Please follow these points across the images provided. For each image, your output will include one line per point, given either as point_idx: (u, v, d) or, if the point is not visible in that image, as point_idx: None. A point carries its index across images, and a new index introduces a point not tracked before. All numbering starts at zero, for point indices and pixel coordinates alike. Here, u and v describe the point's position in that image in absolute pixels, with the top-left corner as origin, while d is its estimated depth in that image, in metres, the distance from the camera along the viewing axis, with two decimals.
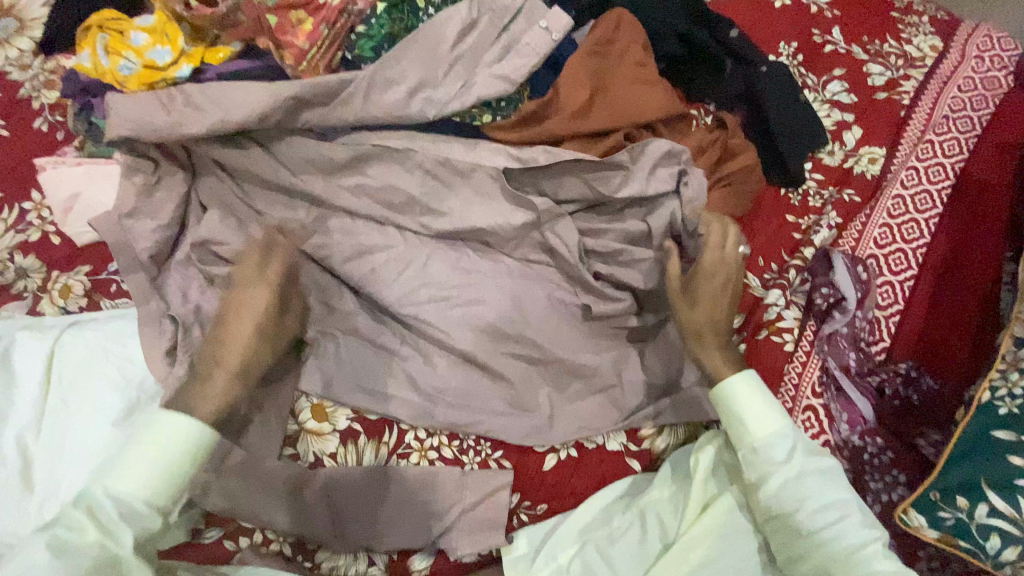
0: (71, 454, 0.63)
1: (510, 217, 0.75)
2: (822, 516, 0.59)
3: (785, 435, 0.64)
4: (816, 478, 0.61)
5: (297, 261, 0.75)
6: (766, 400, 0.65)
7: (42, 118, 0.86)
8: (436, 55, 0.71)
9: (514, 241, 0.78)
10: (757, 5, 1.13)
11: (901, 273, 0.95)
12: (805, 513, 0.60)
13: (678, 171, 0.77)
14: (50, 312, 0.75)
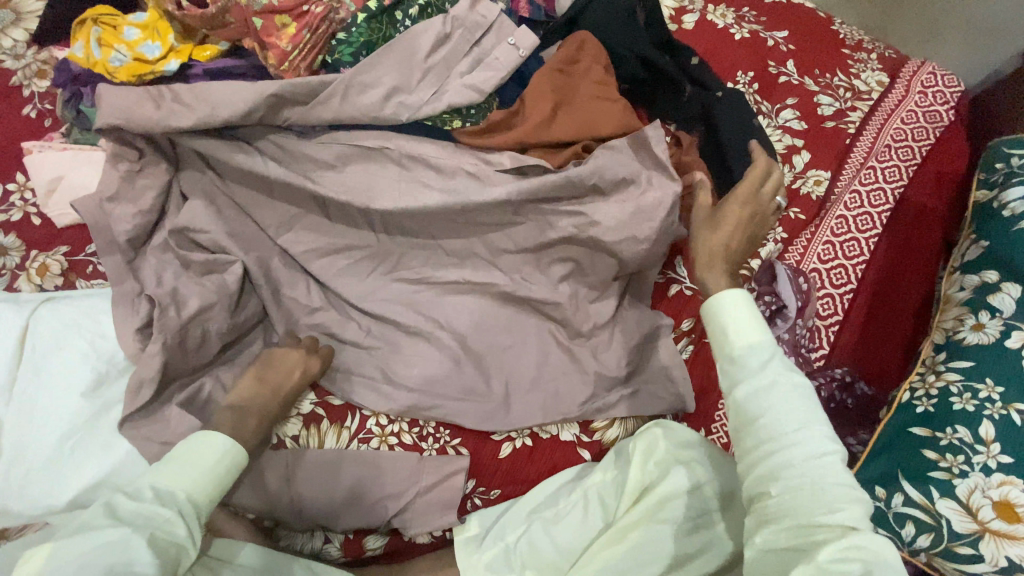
0: (37, 423, 0.65)
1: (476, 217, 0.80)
2: (787, 426, 0.51)
3: (765, 345, 0.55)
4: (790, 393, 0.52)
5: (274, 252, 0.80)
6: (752, 313, 0.57)
7: (31, 105, 0.90)
8: (410, 63, 0.76)
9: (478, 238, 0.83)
10: (719, 36, 1.22)
11: (842, 287, 1.01)
12: (768, 422, 0.51)
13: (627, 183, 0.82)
14: (27, 289, 0.78)
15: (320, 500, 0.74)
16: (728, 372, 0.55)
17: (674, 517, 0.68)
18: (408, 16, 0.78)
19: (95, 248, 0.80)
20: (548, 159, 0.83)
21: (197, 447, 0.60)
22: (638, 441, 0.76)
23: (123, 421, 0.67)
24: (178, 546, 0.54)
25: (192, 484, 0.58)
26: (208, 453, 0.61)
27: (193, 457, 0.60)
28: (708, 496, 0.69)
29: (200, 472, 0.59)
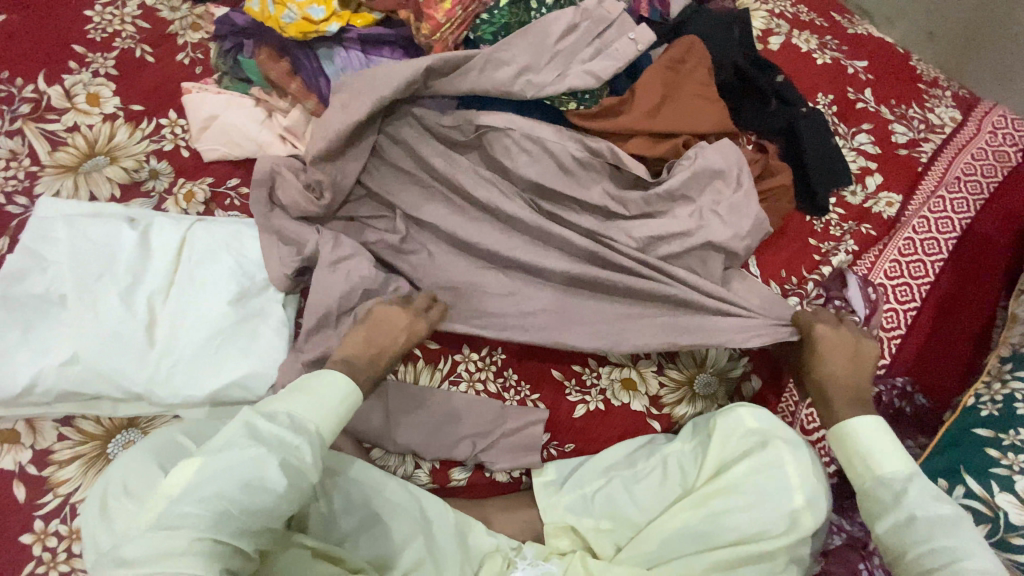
0: (189, 322, 0.73)
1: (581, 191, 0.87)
2: (930, 559, 0.60)
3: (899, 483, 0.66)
4: (927, 519, 0.63)
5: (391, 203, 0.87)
6: (894, 444, 0.69)
7: (184, 53, 1.00)
8: (541, 46, 0.84)
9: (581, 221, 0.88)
10: (801, 59, 1.29)
11: (906, 304, 1.06)
12: (914, 554, 0.62)
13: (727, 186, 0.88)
14: (173, 211, 0.87)
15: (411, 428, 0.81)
16: (868, 508, 0.67)
17: (760, 496, 0.73)
18: (543, 4, 0.87)
19: (235, 183, 0.89)
20: (649, 147, 0.89)
21: (317, 387, 0.63)
22: (717, 418, 0.80)
23: (260, 332, 0.76)
24: (305, 471, 0.58)
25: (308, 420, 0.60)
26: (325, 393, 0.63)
27: (314, 395, 0.62)
28: (789, 478, 0.74)
29: (326, 406, 0.62)
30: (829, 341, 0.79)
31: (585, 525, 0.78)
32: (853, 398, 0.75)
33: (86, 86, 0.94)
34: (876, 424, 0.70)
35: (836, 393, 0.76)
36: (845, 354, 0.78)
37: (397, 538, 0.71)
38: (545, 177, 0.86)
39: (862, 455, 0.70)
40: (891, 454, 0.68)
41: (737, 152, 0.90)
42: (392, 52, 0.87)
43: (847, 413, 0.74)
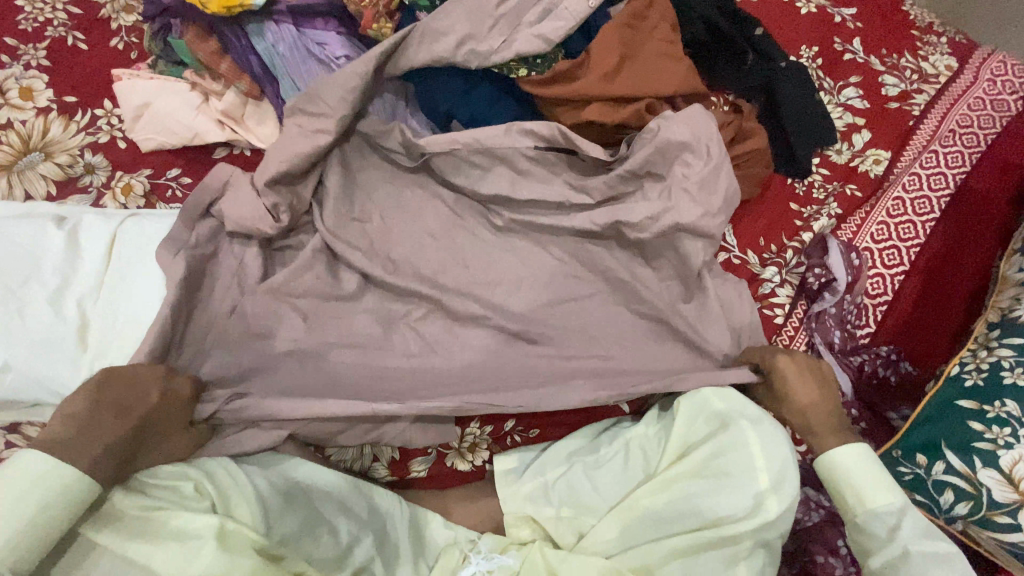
0: (124, 323, 0.70)
1: (538, 171, 0.83)
2: None
3: (893, 513, 0.65)
4: (922, 557, 0.62)
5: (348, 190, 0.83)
6: (881, 474, 0.67)
7: (118, 38, 0.95)
8: (483, 11, 0.78)
9: (540, 205, 0.83)
10: (784, 9, 1.20)
11: (893, 268, 1.01)
12: None
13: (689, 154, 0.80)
14: (111, 206, 0.83)
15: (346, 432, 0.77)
16: (862, 542, 0.66)
17: (721, 480, 0.70)
18: None
19: (174, 173, 0.85)
20: (608, 113, 0.83)
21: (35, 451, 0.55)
22: (681, 400, 0.77)
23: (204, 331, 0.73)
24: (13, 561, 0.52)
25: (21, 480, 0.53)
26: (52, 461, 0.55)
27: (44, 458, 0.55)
28: (755, 458, 0.70)
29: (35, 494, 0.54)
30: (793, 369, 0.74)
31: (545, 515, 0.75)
32: (830, 421, 0.72)
33: (17, 79, 0.90)
34: (860, 453, 0.68)
35: (814, 419, 0.72)
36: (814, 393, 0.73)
37: (343, 540, 0.69)
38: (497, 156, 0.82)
39: (848, 484, 0.67)
40: (878, 482, 0.66)
41: (707, 121, 0.82)
42: (324, 24, 0.82)
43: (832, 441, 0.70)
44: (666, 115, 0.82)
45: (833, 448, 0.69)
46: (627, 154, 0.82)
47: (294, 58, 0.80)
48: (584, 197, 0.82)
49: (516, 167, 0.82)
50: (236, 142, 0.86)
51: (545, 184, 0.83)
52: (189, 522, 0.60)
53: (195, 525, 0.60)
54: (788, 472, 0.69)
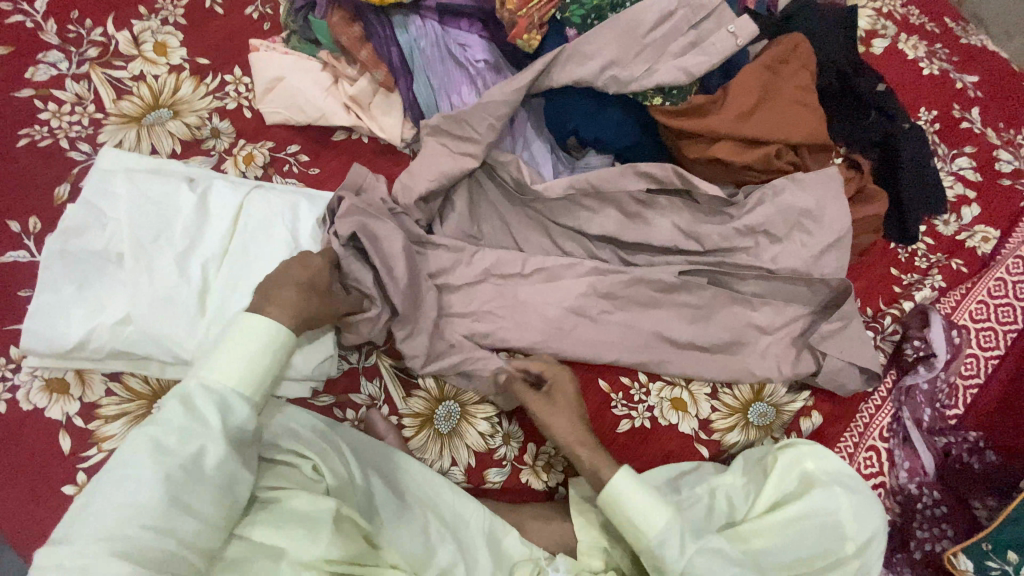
0: (241, 292, 0.71)
1: (651, 222, 0.87)
2: None
3: None
4: None
5: (470, 202, 0.87)
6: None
7: (253, 7, 0.96)
8: (631, 38, 0.77)
9: (643, 249, 0.89)
10: (905, 67, 1.17)
11: (988, 350, 0.98)
12: None
13: (793, 221, 0.84)
14: (231, 172, 0.85)
15: (452, 411, 0.80)
16: None
17: (792, 536, 0.73)
18: None
19: (294, 149, 0.86)
20: (735, 153, 0.82)
21: (235, 334, 0.61)
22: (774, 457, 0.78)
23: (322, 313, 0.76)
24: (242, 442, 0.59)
25: (232, 376, 0.60)
26: (249, 336, 0.61)
27: (232, 345, 0.61)
28: (841, 529, 0.74)
29: (236, 360, 0.60)
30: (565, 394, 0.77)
31: (664, 503, 0.73)
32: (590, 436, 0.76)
33: (153, 34, 0.92)
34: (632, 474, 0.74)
35: (570, 443, 0.75)
36: (569, 392, 0.78)
37: (428, 541, 0.70)
38: (612, 200, 0.87)
39: (630, 522, 0.72)
40: (648, 505, 0.72)
41: (836, 190, 0.85)
42: (470, 26, 0.82)
43: (592, 463, 0.74)
44: (792, 177, 0.85)
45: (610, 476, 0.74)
46: (745, 206, 0.85)
47: (434, 56, 0.81)
48: (692, 242, 0.86)
49: (624, 211, 0.87)
50: (358, 128, 0.87)
51: (657, 225, 0.87)
52: (306, 504, 0.63)
53: (314, 508, 0.63)
54: (871, 545, 0.73)
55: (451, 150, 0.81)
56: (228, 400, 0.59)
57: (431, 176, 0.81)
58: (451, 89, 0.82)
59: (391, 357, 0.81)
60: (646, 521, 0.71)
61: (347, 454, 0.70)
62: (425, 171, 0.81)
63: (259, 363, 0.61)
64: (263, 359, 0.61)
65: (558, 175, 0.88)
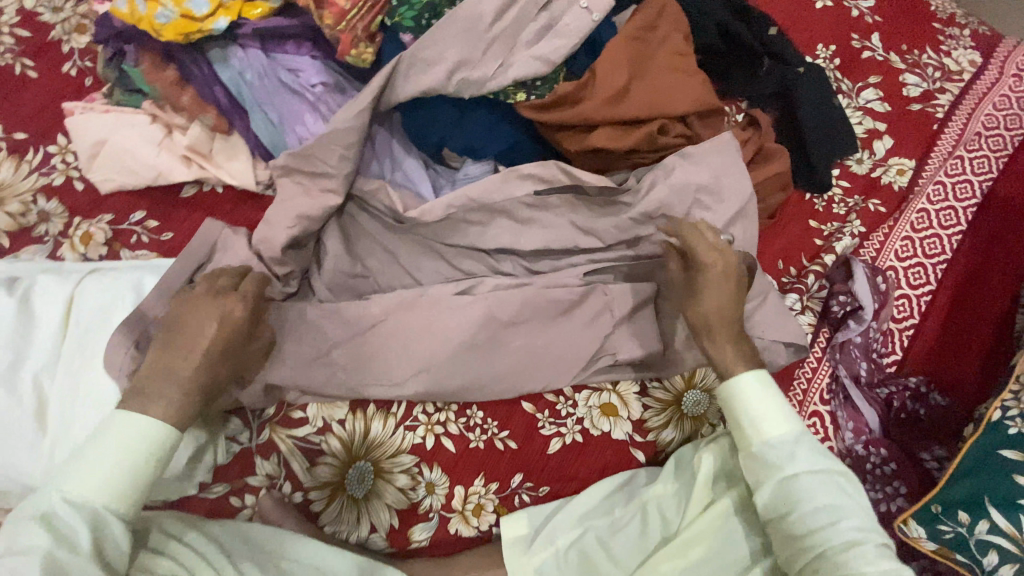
0: (87, 396, 0.64)
1: (551, 226, 0.80)
2: None
3: None
4: None
5: (347, 239, 0.80)
6: None
7: (71, 63, 0.85)
8: (475, 34, 0.69)
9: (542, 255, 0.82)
10: (797, 4, 1.11)
11: (919, 288, 0.95)
12: None
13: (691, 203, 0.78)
14: (70, 258, 0.75)
15: (365, 471, 0.74)
16: None
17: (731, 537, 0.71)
18: None
19: (138, 216, 0.77)
20: (615, 139, 0.76)
21: (117, 431, 0.54)
22: (704, 458, 0.76)
23: None
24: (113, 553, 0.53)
25: (104, 484, 0.52)
26: (133, 437, 0.54)
27: (109, 445, 0.53)
28: None
29: (113, 458, 0.53)
30: (721, 262, 0.73)
31: (785, 410, 0.67)
32: (731, 324, 0.72)
33: None
34: (763, 380, 0.68)
35: (708, 319, 0.72)
36: (721, 281, 0.72)
37: None
38: (495, 214, 0.80)
39: (751, 422, 0.66)
40: (776, 411, 0.66)
41: (732, 159, 0.79)
42: (297, 47, 0.73)
43: (716, 341, 0.72)
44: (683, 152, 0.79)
45: (738, 374, 0.69)
46: (640, 190, 0.79)
47: (266, 89, 0.72)
48: (592, 238, 0.80)
49: (516, 218, 0.79)
50: (206, 180, 0.78)
51: (551, 226, 0.80)
52: None
53: None
54: None
55: (307, 189, 0.72)
56: (111, 525, 0.53)
57: (289, 223, 0.72)
58: (293, 120, 0.73)
59: (286, 428, 0.73)
60: (778, 426, 0.66)
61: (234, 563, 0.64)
62: (281, 218, 0.72)
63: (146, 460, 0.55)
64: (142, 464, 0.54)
65: (439, 192, 0.81)
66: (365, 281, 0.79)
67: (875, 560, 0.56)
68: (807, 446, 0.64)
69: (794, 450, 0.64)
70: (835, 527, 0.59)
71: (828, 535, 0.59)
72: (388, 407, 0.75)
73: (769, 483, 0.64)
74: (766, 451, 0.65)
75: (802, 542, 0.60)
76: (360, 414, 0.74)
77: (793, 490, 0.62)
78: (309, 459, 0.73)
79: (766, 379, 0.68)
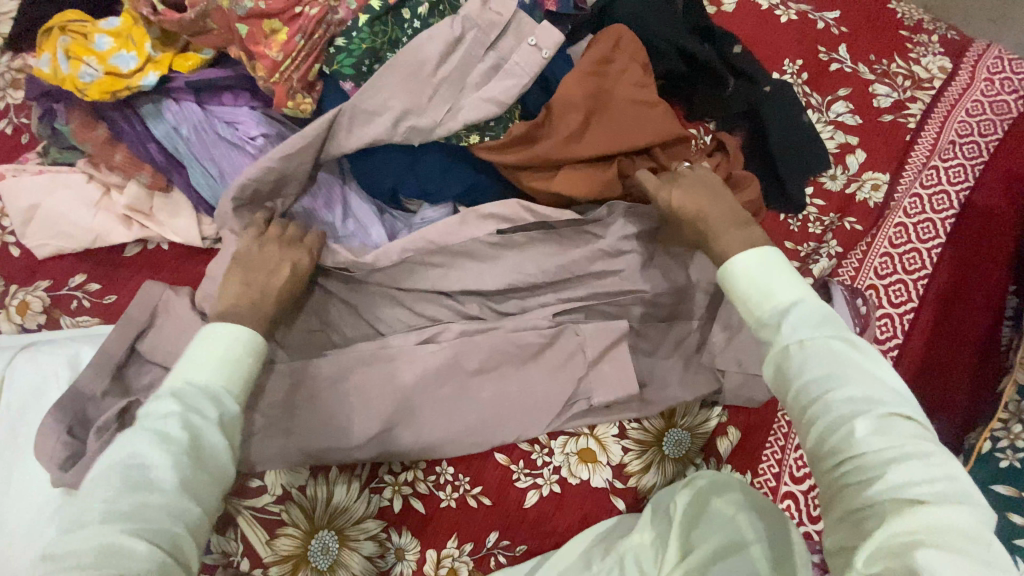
0: (19, 484, 0.61)
1: (518, 267, 0.75)
2: None
3: None
4: None
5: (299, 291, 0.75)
6: None
7: (6, 120, 0.81)
8: (420, 79, 0.66)
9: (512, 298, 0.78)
10: (761, 19, 1.09)
11: (901, 306, 0.93)
12: None
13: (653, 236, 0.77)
14: (7, 329, 0.71)
15: (330, 542, 0.69)
16: None
17: None
18: (417, 15, 0.68)
19: (78, 280, 0.73)
20: (576, 176, 0.73)
21: (206, 344, 0.54)
22: (680, 497, 0.71)
23: None
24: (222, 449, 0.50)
25: (211, 381, 0.52)
26: (223, 344, 0.54)
27: (200, 355, 0.53)
28: (755, 557, 0.63)
29: (208, 364, 0.53)
30: (681, 181, 0.69)
31: (794, 282, 0.55)
32: (729, 217, 0.66)
33: None
34: (765, 257, 0.58)
35: (703, 216, 0.67)
36: (699, 181, 0.70)
37: None
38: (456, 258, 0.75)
39: (751, 297, 0.57)
40: (779, 283, 0.56)
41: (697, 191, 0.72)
42: (234, 98, 0.69)
43: (717, 231, 0.65)
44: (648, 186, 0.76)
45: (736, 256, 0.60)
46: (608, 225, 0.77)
47: (204, 143, 0.69)
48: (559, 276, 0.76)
49: (478, 260, 0.75)
50: (151, 238, 0.74)
51: (514, 267, 0.76)
52: None
53: None
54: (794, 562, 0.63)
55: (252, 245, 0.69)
56: (229, 405, 0.52)
57: None
58: (235, 174, 0.69)
59: (244, 499, 0.69)
60: (763, 301, 0.55)
61: None
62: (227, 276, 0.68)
63: (237, 369, 0.54)
64: (238, 370, 0.54)
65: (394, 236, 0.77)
66: (323, 334, 0.75)
67: (871, 437, 0.44)
68: (805, 313, 0.52)
69: (794, 323, 0.52)
70: (826, 400, 0.47)
71: (821, 411, 0.47)
72: (352, 468, 0.72)
73: (767, 359, 0.53)
74: (764, 329, 0.54)
75: (801, 426, 0.49)
76: (323, 478, 0.71)
77: (789, 363, 0.50)
78: (270, 531, 0.68)
79: (775, 253, 0.59)
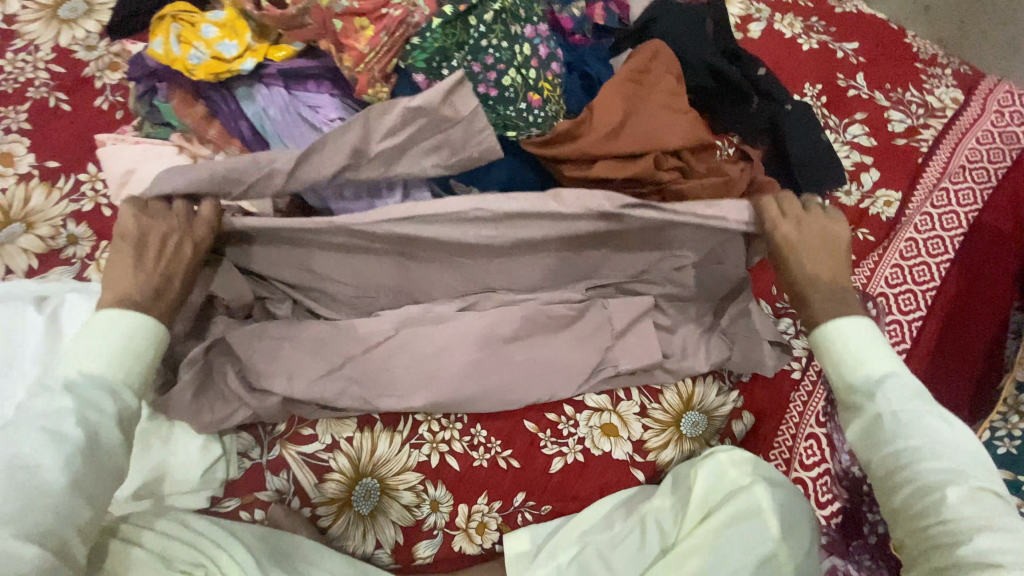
0: None
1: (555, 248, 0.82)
2: None
3: None
4: None
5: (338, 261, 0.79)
6: None
7: (103, 97, 0.92)
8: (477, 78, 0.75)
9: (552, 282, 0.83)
10: (784, 47, 1.18)
11: (910, 314, 0.99)
12: None
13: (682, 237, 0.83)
14: (96, 278, 0.80)
15: (372, 489, 0.76)
16: None
17: (722, 547, 0.74)
18: (483, 21, 0.75)
19: None
20: (613, 169, 0.80)
21: (98, 328, 0.60)
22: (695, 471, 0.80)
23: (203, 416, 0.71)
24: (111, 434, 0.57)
25: (104, 371, 0.58)
26: (117, 331, 0.60)
27: (94, 341, 0.59)
28: (768, 523, 0.74)
29: (101, 349, 0.59)
30: (799, 231, 0.72)
31: (886, 354, 0.63)
32: (834, 292, 0.69)
33: None
34: (863, 324, 0.65)
35: (804, 280, 0.71)
36: (815, 241, 0.72)
37: None
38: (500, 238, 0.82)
39: (845, 356, 0.64)
40: (873, 351, 0.63)
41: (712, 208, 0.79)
42: (318, 86, 0.79)
43: (814, 297, 0.69)
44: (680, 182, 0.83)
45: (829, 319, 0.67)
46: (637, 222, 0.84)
47: (286, 122, 0.77)
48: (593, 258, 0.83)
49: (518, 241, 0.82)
50: None
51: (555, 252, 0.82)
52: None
53: None
54: (797, 527, 0.75)
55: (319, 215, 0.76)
56: (125, 397, 0.59)
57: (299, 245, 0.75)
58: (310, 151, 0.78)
59: (296, 445, 0.75)
60: (856, 367, 0.63)
61: (249, 560, 0.69)
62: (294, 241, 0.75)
63: (137, 351, 0.60)
64: (135, 353, 0.60)
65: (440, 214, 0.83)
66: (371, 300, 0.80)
67: (957, 506, 0.52)
68: (895, 385, 0.60)
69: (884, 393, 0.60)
70: (917, 468, 0.55)
71: (912, 477, 0.55)
72: (394, 424, 0.77)
73: (856, 420, 0.62)
74: (854, 394, 0.62)
75: (888, 488, 0.58)
76: (369, 431, 0.77)
77: (879, 430, 0.59)
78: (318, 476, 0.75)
79: (868, 324, 0.65)
